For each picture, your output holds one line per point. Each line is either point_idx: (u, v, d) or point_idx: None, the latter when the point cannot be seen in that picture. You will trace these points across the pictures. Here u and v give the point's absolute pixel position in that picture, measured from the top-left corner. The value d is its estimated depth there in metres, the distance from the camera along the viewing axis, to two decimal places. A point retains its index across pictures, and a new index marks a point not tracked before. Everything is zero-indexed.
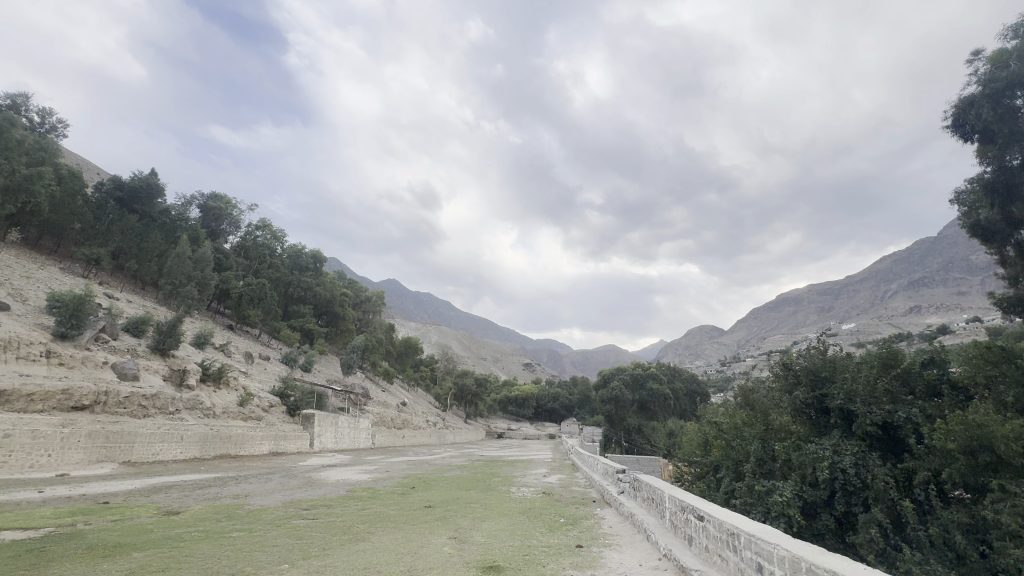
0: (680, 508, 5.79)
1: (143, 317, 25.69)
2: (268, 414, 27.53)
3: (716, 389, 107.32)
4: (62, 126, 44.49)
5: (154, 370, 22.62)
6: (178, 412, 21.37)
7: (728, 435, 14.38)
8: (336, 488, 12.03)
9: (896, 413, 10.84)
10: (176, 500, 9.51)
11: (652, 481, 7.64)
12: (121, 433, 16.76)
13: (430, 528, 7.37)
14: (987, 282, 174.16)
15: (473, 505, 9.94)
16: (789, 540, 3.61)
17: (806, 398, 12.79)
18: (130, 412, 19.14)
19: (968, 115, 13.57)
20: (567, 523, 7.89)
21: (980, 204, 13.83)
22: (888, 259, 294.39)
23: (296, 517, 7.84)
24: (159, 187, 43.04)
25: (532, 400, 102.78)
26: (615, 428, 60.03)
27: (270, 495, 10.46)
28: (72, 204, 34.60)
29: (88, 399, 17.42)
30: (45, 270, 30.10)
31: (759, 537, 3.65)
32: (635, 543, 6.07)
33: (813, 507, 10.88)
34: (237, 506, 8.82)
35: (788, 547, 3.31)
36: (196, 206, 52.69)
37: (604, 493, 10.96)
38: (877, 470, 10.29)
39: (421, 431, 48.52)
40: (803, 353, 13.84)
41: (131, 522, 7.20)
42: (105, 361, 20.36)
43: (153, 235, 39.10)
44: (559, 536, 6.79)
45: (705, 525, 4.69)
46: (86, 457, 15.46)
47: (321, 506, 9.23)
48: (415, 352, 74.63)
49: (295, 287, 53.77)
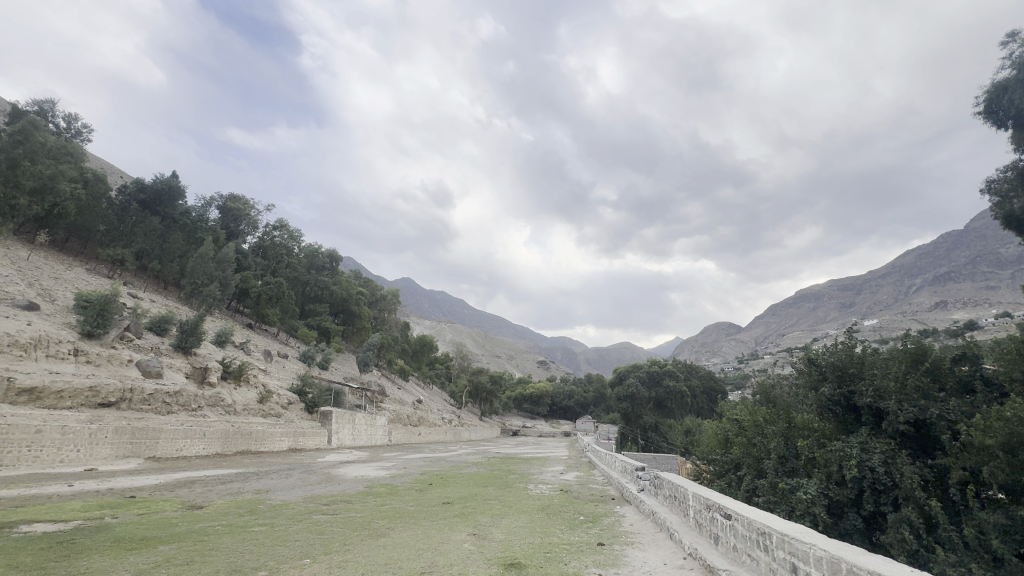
0: (705, 506, 5.64)
1: (167, 316, 26.35)
2: (287, 411, 27.97)
3: (734, 387, 105.82)
4: (86, 131, 45.72)
5: (177, 368, 23.13)
6: (200, 409, 21.79)
7: (748, 432, 14.14)
8: (355, 484, 12.13)
9: (929, 410, 10.48)
10: (199, 495, 9.66)
11: (674, 478, 7.50)
12: (146, 429, 17.15)
13: (449, 524, 7.34)
14: (1018, 276, 168.01)
15: (491, 501, 9.89)
16: (824, 541, 3.46)
17: (832, 394, 12.49)
18: (155, 408, 19.60)
19: (1002, 100, 13.01)
20: (587, 521, 7.80)
21: (1015, 193, 13.24)
22: (913, 253, 286.45)
23: (317, 512, 7.90)
24: (179, 189, 43.98)
25: (546, 398, 102.43)
26: (631, 426, 59.54)
27: (290, 490, 10.56)
28: (97, 206, 35.53)
29: (114, 395, 17.89)
30: (72, 271, 30.89)
31: (791, 537, 3.52)
32: (659, 542, 5.93)
33: (840, 507, 10.62)
34: (260, 500, 8.93)
35: (820, 546, 3.20)
36: (216, 208, 53.82)
37: (623, 490, 10.87)
38: (907, 469, 10.00)
39: (437, 429, 48.85)
40: (828, 349, 13.53)
41: (156, 516, 7.31)
42: (130, 359, 20.87)
43: (174, 236, 40.00)
44: (579, 534, 6.69)
45: (733, 524, 4.54)
46: (113, 453, 15.82)
47: (341, 501, 9.28)
48: (430, 350, 75.04)
49: (311, 286, 54.52)
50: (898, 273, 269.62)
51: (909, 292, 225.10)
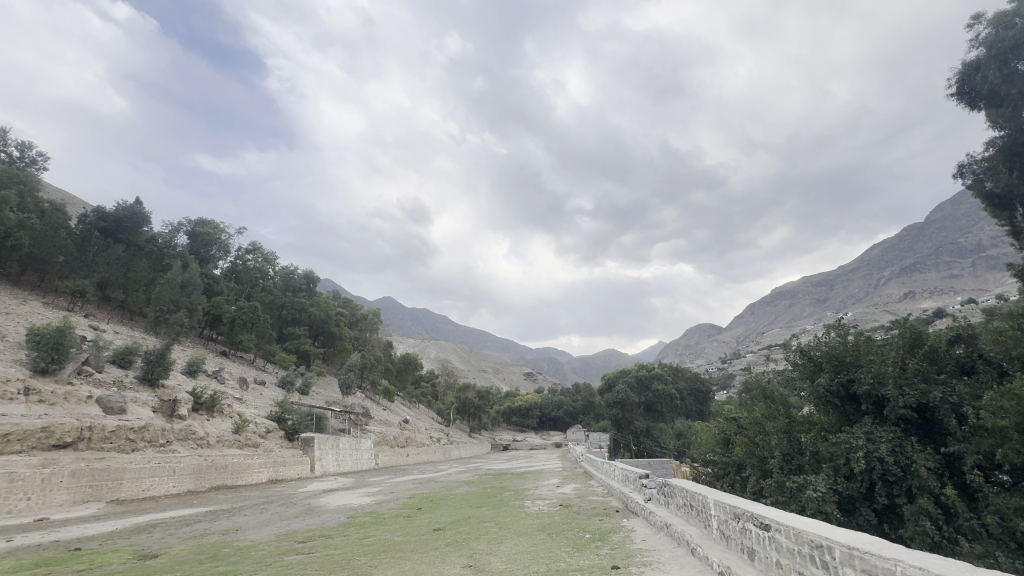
0: (730, 515, 5.04)
1: (131, 346, 24.83)
2: (265, 440, 26.47)
3: (720, 387, 106.55)
4: (42, 159, 43.77)
5: (143, 402, 21.60)
6: (169, 444, 20.37)
7: (749, 431, 13.50)
8: (337, 515, 11.14)
9: (931, 394, 10.12)
10: (158, 540, 8.65)
11: (687, 485, 6.92)
12: (107, 470, 15.81)
13: (442, 556, 6.50)
14: (979, 264, 174.85)
15: (486, 524, 9.09)
16: (898, 549, 2.94)
17: (830, 384, 11.87)
18: (117, 447, 18.14)
19: (974, 79, 13.09)
20: (594, 539, 7.11)
21: (990, 173, 13.26)
22: (879, 248, 297.15)
23: (289, 553, 6.98)
24: (143, 216, 42.26)
25: (535, 410, 101.12)
26: (621, 432, 58.11)
27: (262, 528, 9.58)
28: (54, 237, 33.80)
29: (70, 435, 16.45)
30: (26, 305, 29.10)
31: (866, 552, 2.88)
32: (680, 561, 5.29)
33: (851, 502, 10.11)
34: (226, 543, 7.98)
35: (909, 563, 2.61)
36: (185, 233, 52.01)
37: (627, 501, 10.22)
38: (917, 456, 9.56)
39: (426, 448, 47.36)
40: (820, 338, 12.93)
41: (99, 572, 6.35)
42: (89, 395, 19.40)
43: (139, 264, 38.25)
44: (589, 557, 5.98)
45: (774, 537, 3.90)
46: (69, 498, 14.45)
47: (319, 536, 8.37)
48: (414, 368, 73.53)
49: (288, 309, 52.91)
50: (866, 267, 278.59)
51: (878, 284, 232.51)
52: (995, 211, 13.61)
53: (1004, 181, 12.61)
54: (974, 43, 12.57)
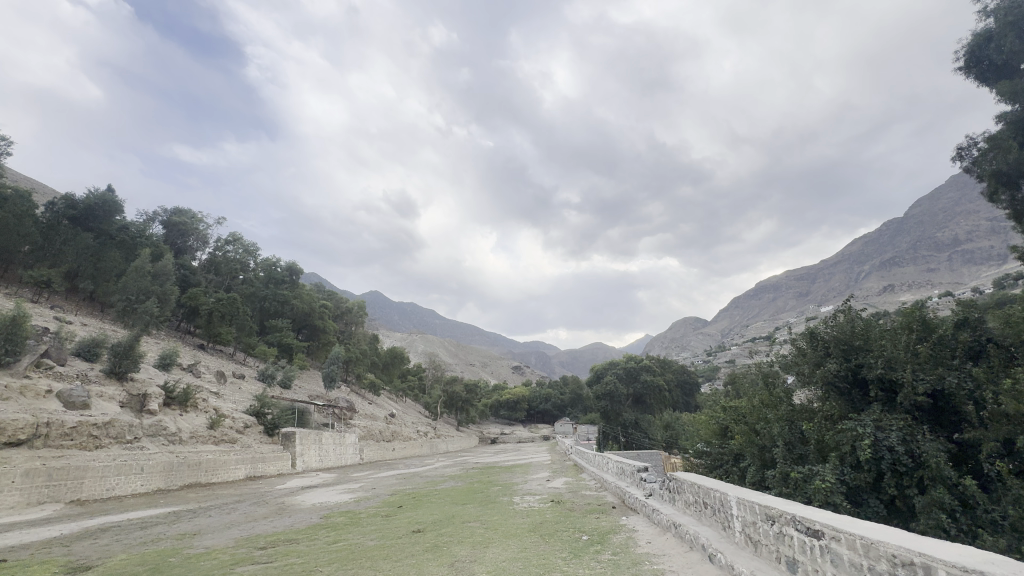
0: (758, 517, 4.39)
1: (98, 338, 23.47)
2: (243, 435, 25.32)
3: (706, 379, 107.63)
4: (5, 144, 41.49)
5: (109, 396, 20.32)
6: (137, 440, 19.20)
7: (750, 420, 12.93)
8: (310, 515, 10.23)
9: (945, 378, 9.56)
10: (99, 548, 7.69)
11: (699, 481, 6.22)
12: (67, 469, 14.69)
13: (417, 566, 5.62)
14: (955, 258, 178.42)
15: (470, 525, 8.31)
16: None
17: (838, 370, 11.15)
18: (79, 444, 16.97)
19: (987, 50, 12.65)
20: (593, 542, 6.34)
21: (994, 152, 12.89)
22: (860, 242, 303.36)
23: (243, 563, 6.07)
24: (115, 203, 40.34)
25: (524, 403, 100.27)
26: (611, 424, 57.79)
27: (223, 532, 8.65)
28: (17, 225, 31.99)
29: (25, 432, 15.16)
30: None
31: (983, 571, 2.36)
32: (696, 569, 4.59)
33: (858, 493, 9.54)
34: (174, 552, 7.02)
35: None
36: (160, 223, 50.13)
37: (624, 497, 9.55)
38: (929, 444, 9.01)
39: (412, 442, 46.42)
40: (827, 321, 12.23)
41: None
42: (48, 390, 18.06)
43: (110, 253, 36.52)
44: (590, 564, 5.22)
45: (831, 548, 3.35)
46: (22, 501, 13.33)
47: (284, 541, 7.49)
48: (401, 362, 72.63)
49: (270, 301, 51.27)
50: (848, 261, 282.97)
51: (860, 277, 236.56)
52: (998, 191, 13.14)
53: (1014, 157, 12.11)
54: (985, 12, 12.11)
